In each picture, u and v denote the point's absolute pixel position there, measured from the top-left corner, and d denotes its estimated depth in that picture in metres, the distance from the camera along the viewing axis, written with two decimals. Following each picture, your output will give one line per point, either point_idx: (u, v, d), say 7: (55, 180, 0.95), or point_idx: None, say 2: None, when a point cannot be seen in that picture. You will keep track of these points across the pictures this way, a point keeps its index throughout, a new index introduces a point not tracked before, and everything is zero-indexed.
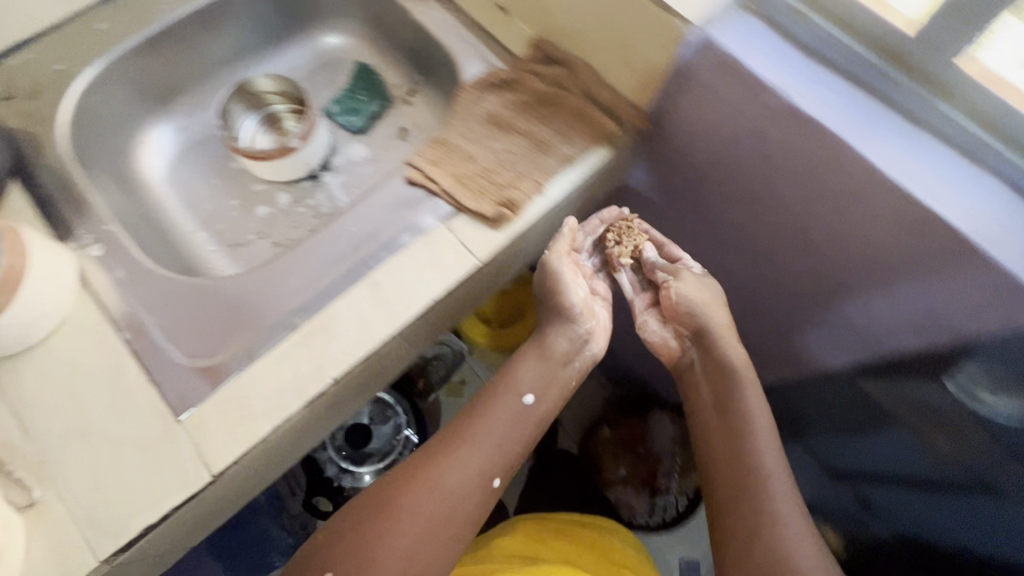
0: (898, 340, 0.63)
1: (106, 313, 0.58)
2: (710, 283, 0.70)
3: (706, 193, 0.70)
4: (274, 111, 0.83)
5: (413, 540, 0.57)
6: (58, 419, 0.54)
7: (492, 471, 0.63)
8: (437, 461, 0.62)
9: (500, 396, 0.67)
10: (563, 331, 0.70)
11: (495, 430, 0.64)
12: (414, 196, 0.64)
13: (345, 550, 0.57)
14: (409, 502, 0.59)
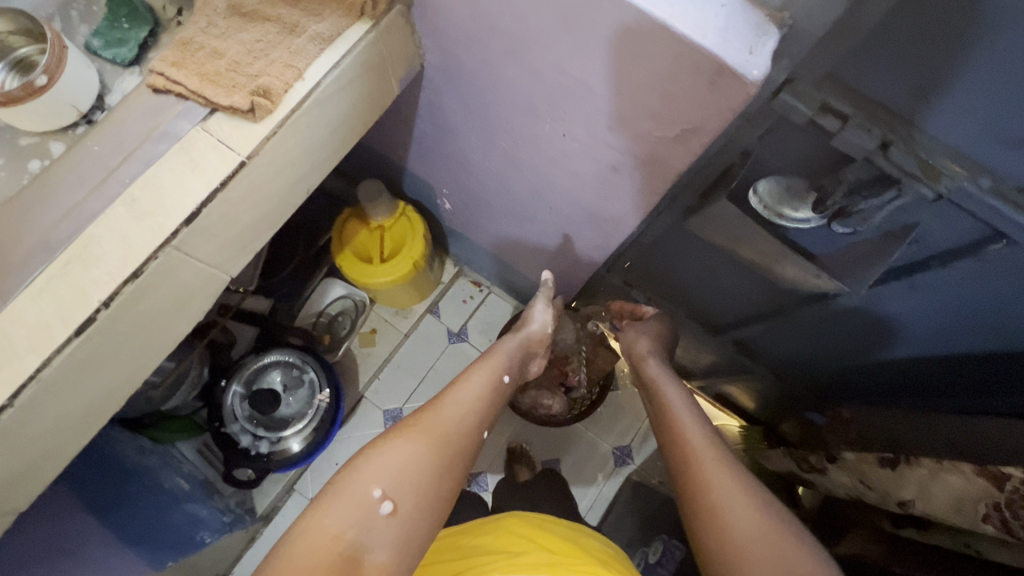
0: (678, 159, 0.66)
1: None
2: (665, 322, 1.11)
3: (484, 53, 0.69)
4: (22, 54, 0.74)
5: (455, 451, 0.75)
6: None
7: (490, 413, 0.85)
8: (468, 392, 0.83)
9: (490, 368, 0.90)
10: (518, 341, 1.01)
11: (491, 382, 0.88)
12: (167, 105, 0.60)
13: (404, 444, 0.71)
14: (452, 418, 0.78)
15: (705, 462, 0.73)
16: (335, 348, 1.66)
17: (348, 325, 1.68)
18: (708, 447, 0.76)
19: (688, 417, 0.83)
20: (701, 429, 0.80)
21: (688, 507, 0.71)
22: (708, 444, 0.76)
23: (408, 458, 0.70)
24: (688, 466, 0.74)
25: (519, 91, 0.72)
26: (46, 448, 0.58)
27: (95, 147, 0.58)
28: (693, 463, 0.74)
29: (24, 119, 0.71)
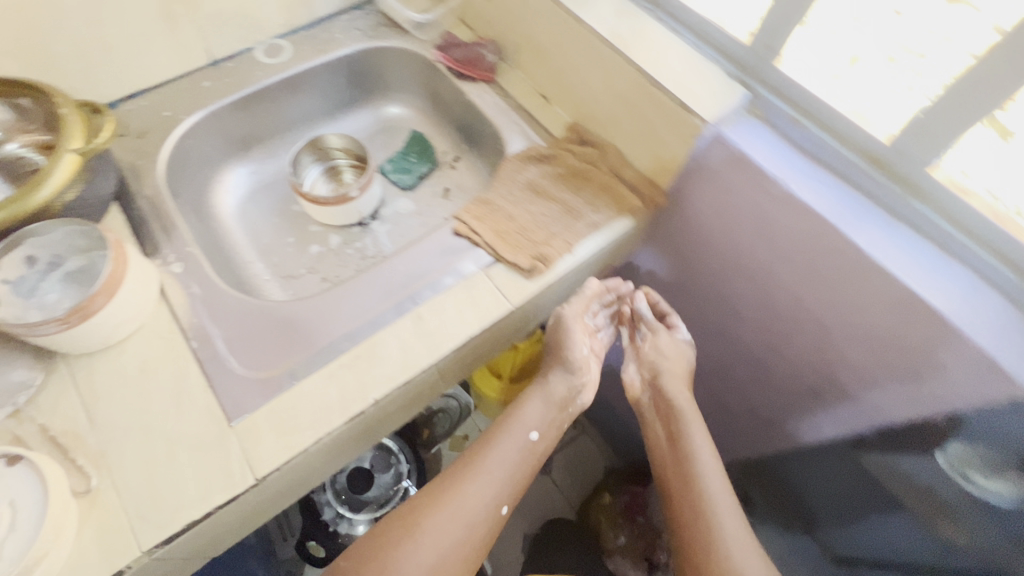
0: (893, 408, 0.67)
1: (178, 327, 0.65)
2: (686, 350, 0.81)
3: (715, 262, 0.79)
4: (334, 160, 0.95)
5: (461, 530, 0.64)
6: (123, 416, 0.59)
7: (512, 480, 0.70)
8: (477, 463, 0.69)
9: (502, 440, 0.72)
10: (552, 389, 0.76)
11: (520, 472, 0.71)
12: (461, 246, 0.73)
13: (403, 537, 0.63)
14: (462, 495, 0.66)
15: (704, 502, 0.68)
16: (429, 444, 1.67)
17: (446, 426, 1.68)
18: (717, 495, 0.68)
19: (713, 467, 0.71)
20: (721, 490, 0.69)
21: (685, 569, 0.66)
22: (705, 493, 0.69)
23: (410, 547, 0.62)
24: (680, 520, 0.69)
25: (735, 299, 0.80)
26: (264, 505, 0.64)
27: (400, 266, 0.71)
28: (686, 521, 0.68)
29: (328, 219, 0.88)
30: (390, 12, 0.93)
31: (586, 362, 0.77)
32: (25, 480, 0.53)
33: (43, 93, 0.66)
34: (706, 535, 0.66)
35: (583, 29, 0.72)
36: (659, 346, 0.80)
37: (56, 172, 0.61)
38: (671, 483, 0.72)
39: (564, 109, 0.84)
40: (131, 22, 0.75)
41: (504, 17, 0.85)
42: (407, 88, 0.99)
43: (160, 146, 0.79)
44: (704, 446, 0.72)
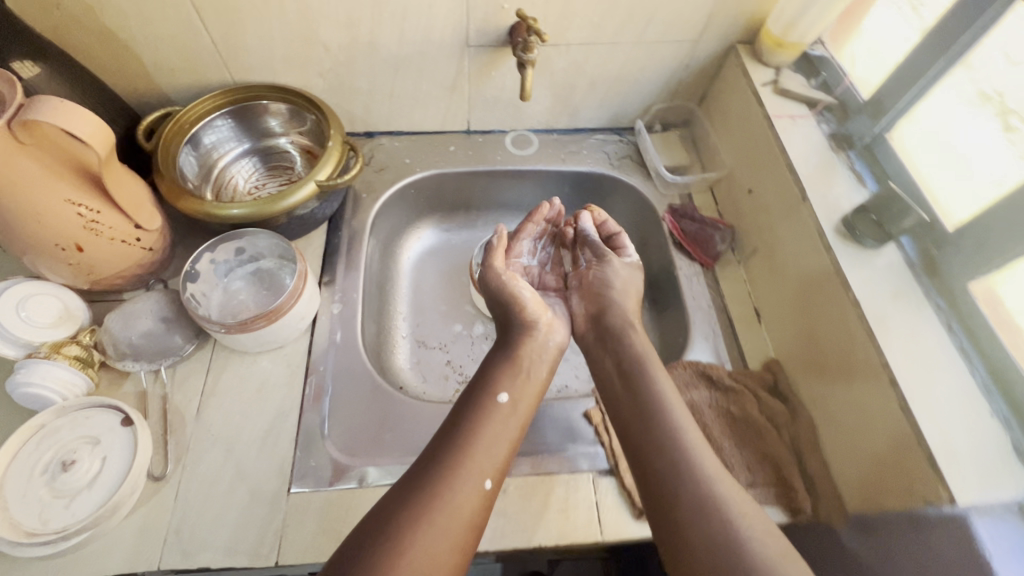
0: None
1: (305, 366, 0.68)
2: (634, 275, 0.70)
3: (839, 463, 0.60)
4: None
5: (446, 520, 0.46)
6: (222, 424, 0.63)
7: (503, 461, 0.53)
8: (461, 443, 0.52)
9: (498, 383, 0.58)
10: (524, 347, 0.62)
11: (501, 387, 0.58)
12: (584, 437, 0.66)
13: (393, 554, 0.43)
14: (453, 480, 0.49)
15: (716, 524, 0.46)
16: None
17: None
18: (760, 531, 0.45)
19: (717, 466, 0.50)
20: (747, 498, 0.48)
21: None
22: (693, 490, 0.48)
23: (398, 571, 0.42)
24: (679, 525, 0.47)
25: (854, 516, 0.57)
26: None
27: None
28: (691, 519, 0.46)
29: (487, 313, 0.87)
30: (644, 151, 0.89)
31: (550, 324, 0.66)
32: (122, 446, 0.58)
33: (326, 121, 0.75)
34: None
35: (843, 298, 0.60)
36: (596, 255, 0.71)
37: (299, 192, 0.69)
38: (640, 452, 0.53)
39: (773, 343, 0.72)
40: (421, 84, 0.81)
41: (758, 217, 0.75)
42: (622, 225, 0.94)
43: (386, 187, 0.85)
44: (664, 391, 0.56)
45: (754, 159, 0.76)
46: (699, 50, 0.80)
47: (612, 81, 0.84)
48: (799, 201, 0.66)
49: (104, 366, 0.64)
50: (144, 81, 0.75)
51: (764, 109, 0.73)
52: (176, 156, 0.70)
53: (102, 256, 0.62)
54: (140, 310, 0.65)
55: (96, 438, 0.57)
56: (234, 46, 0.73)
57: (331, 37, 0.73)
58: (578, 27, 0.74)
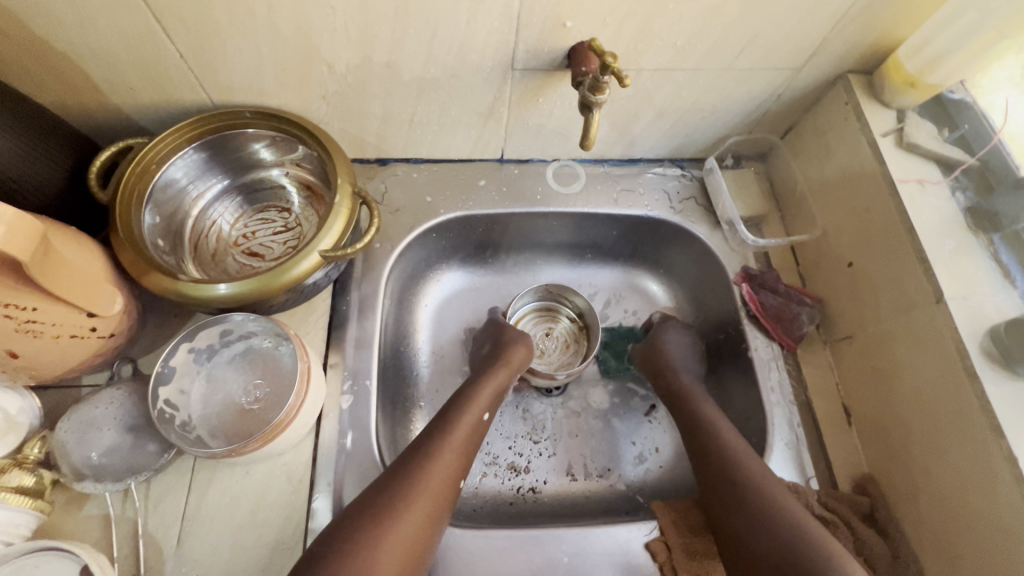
0: None
1: (310, 480, 0.56)
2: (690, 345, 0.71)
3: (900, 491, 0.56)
4: (561, 305, 0.78)
5: (427, 510, 0.49)
6: (208, 559, 0.52)
7: (472, 451, 0.56)
8: (435, 439, 0.54)
9: (477, 393, 0.60)
10: (503, 375, 0.63)
11: (482, 395, 0.60)
12: (645, 575, 0.55)
13: (374, 534, 0.46)
14: (427, 469, 0.51)
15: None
16: None
17: None
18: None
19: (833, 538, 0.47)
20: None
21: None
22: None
23: (373, 551, 0.45)
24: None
25: (913, 530, 0.54)
26: None
27: (566, 562, 0.56)
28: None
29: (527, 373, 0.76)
30: (712, 194, 0.74)
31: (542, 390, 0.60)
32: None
33: (328, 159, 0.59)
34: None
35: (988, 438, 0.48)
36: (666, 327, 0.73)
37: (296, 267, 0.54)
38: (738, 521, 0.51)
39: (866, 456, 0.60)
40: (450, 110, 0.65)
41: (859, 298, 0.62)
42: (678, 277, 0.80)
43: (403, 234, 0.70)
44: (741, 455, 0.55)
45: (862, 228, 0.61)
46: (799, 78, 0.64)
47: (685, 110, 0.68)
48: (930, 302, 0.53)
49: (57, 484, 0.52)
50: (95, 103, 0.58)
51: (885, 169, 0.58)
52: (138, 215, 0.55)
53: (47, 356, 0.48)
54: (100, 417, 0.51)
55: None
56: (211, 64, 0.56)
57: (339, 56, 0.56)
58: (656, 51, 0.58)
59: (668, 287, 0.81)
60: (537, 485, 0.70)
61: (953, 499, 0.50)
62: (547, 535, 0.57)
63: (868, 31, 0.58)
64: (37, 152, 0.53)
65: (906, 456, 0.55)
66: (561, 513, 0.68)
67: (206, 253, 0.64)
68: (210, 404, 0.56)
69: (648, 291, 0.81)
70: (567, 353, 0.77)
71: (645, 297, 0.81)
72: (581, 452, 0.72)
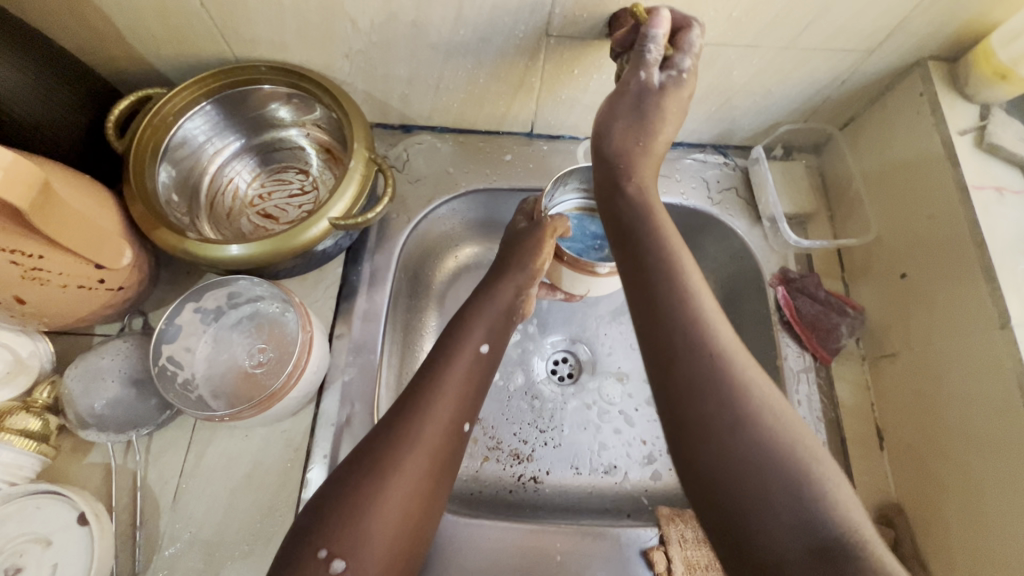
0: None
1: (306, 449, 0.55)
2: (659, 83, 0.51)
3: (934, 528, 0.51)
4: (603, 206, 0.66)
5: (425, 465, 0.46)
6: (202, 518, 0.52)
7: (474, 391, 0.52)
8: (430, 384, 0.50)
9: (473, 325, 0.55)
10: (505, 297, 0.58)
11: (479, 325, 0.55)
12: None
13: (370, 497, 0.43)
14: (421, 418, 0.48)
15: (784, 478, 0.36)
16: None
17: None
18: (823, 490, 0.36)
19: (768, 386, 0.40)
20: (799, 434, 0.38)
21: (720, 543, 0.37)
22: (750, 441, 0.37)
23: (372, 509, 0.43)
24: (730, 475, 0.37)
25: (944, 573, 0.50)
26: None
27: (559, 560, 0.54)
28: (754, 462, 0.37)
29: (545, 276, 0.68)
30: (756, 185, 0.68)
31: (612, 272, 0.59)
32: (77, 552, 0.47)
33: (346, 121, 0.56)
34: (777, 533, 0.35)
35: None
36: (662, 93, 0.48)
37: (308, 231, 0.52)
38: (678, 379, 0.40)
39: (897, 483, 0.55)
40: (480, 76, 0.61)
41: (910, 313, 0.56)
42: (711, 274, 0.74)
43: (421, 206, 0.67)
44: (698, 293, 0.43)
45: (921, 235, 0.55)
46: (872, 61, 0.57)
47: (735, 92, 0.61)
48: (993, 327, 0.47)
49: (64, 429, 0.53)
50: (117, 48, 0.56)
51: (959, 171, 0.52)
52: (152, 170, 0.54)
53: (55, 304, 0.48)
54: (105, 367, 0.52)
55: (47, 538, 0.46)
56: (232, 14, 0.53)
57: (363, 12, 0.52)
58: (709, 22, 0.52)
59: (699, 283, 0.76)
60: (540, 475, 0.68)
61: (991, 543, 0.46)
62: (543, 530, 0.55)
63: (960, 10, 0.50)
64: (56, 98, 0.52)
65: (944, 494, 0.50)
66: (563, 506, 0.66)
67: (221, 211, 0.63)
68: (214, 364, 0.55)
69: None
70: (600, 262, 0.65)
71: None
72: (586, 446, 0.69)
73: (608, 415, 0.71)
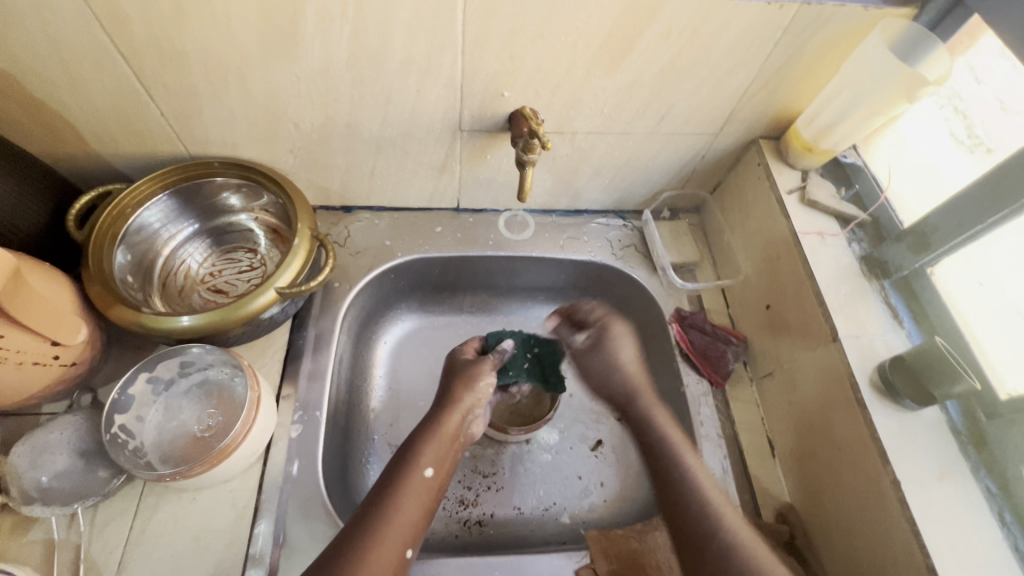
0: None
1: (253, 506, 0.58)
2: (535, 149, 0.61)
3: (815, 519, 0.59)
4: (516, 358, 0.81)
5: None
6: None
7: (422, 509, 0.55)
8: (384, 511, 0.53)
9: (418, 452, 0.59)
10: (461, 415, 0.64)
11: (429, 446, 0.60)
12: None
13: None
14: (368, 541, 0.50)
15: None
16: None
17: None
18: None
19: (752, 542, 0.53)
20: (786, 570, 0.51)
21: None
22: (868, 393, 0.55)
23: None
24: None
25: (829, 556, 0.57)
26: None
27: None
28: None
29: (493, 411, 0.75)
30: (650, 242, 0.81)
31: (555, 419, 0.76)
32: None
33: (291, 205, 0.65)
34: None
35: (865, 451, 0.53)
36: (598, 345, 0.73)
37: (256, 300, 0.59)
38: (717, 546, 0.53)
39: (787, 485, 0.64)
40: (407, 163, 0.72)
41: (777, 337, 0.68)
42: (624, 320, 0.85)
43: (362, 274, 0.75)
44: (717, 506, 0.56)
45: (774, 273, 0.68)
46: (719, 141, 0.72)
47: (620, 167, 0.75)
48: (828, 340, 0.59)
49: (6, 508, 0.54)
50: (81, 152, 0.64)
51: (791, 222, 0.66)
52: (111, 254, 0.60)
53: (8, 381, 0.51)
54: (54, 442, 0.55)
55: None
56: (189, 121, 0.62)
57: (304, 116, 0.63)
58: (586, 116, 0.66)
59: None
60: (484, 518, 0.72)
61: (854, 522, 0.54)
62: (484, 564, 0.59)
63: (771, 103, 0.66)
64: (21, 196, 0.58)
65: (818, 484, 0.59)
66: (505, 543, 0.70)
67: (173, 290, 0.69)
68: (164, 432, 0.59)
69: None
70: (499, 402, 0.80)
71: None
72: (525, 485, 0.75)
73: (543, 457, 0.77)
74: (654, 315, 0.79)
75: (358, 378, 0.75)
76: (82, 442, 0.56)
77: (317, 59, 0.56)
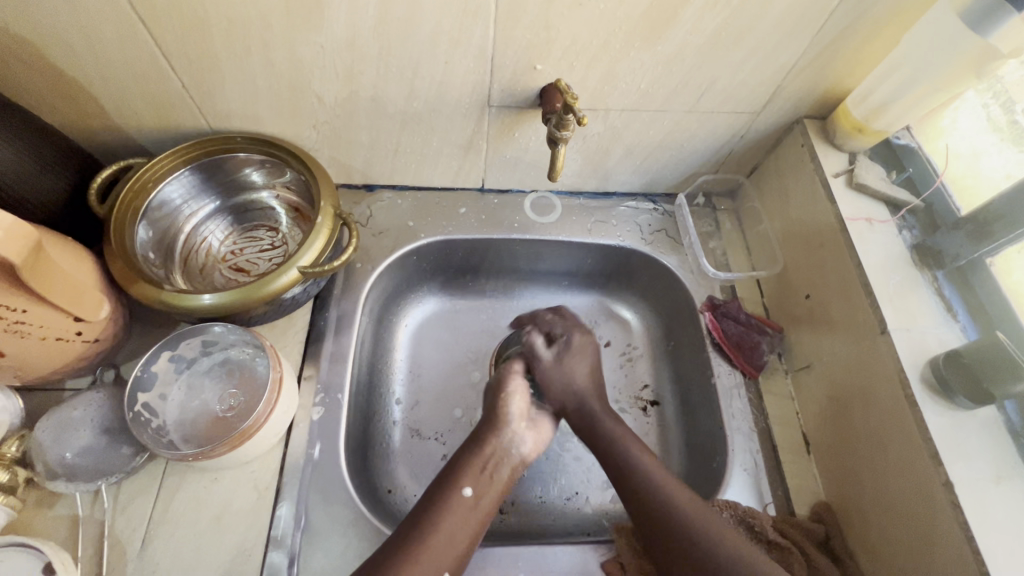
0: None
1: (275, 488, 0.57)
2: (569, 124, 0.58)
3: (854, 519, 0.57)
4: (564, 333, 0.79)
5: None
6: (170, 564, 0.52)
7: (462, 530, 0.53)
8: (422, 532, 0.51)
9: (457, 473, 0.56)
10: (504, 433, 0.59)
11: (469, 466, 0.57)
12: None
13: None
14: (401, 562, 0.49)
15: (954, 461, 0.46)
16: None
17: None
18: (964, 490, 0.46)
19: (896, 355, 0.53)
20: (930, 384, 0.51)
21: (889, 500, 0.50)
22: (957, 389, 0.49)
23: None
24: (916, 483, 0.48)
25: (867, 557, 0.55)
26: None
27: None
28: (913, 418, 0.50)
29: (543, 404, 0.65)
30: (682, 228, 0.78)
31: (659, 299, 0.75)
32: None
33: (313, 182, 0.63)
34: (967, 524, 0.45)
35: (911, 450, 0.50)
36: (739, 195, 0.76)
37: (278, 279, 0.57)
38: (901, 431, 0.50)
39: (824, 484, 0.61)
40: (432, 141, 0.69)
41: (817, 327, 0.64)
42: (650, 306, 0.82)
43: (384, 254, 0.74)
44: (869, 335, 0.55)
45: (816, 261, 0.65)
46: (760, 121, 0.68)
47: (654, 147, 0.72)
48: (876, 332, 0.55)
49: (30, 484, 0.54)
50: (101, 126, 0.63)
51: (836, 207, 0.62)
52: (132, 230, 0.59)
53: (31, 354, 0.51)
54: (77, 419, 0.54)
55: None
56: (210, 93, 0.60)
57: (328, 90, 0.61)
58: (621, 93, 0.63)
59: (641, 314, 0.83)
60: (505, 505, 0.70)
61: (898, 524, 0.52)
62: (507, 553, 0.58)
63: (819, 80, 0.62)
64: (43, 168, 0.57)
65: (857, 480, 0.56)
66: (527, 532, 0.68)
67: (195, 267, 0.68)
68: (186, 410, 0.58)
69: (623, 319, 0.83)
70: None
71: (619, 322, 0.83)
72: (548, 473, 0.73)
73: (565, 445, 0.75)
74: (683, 304, 0.76)
75: (379, 360, 0.74)
76: (105, 418, 0.55)
77: (343, 29, 0.54)
